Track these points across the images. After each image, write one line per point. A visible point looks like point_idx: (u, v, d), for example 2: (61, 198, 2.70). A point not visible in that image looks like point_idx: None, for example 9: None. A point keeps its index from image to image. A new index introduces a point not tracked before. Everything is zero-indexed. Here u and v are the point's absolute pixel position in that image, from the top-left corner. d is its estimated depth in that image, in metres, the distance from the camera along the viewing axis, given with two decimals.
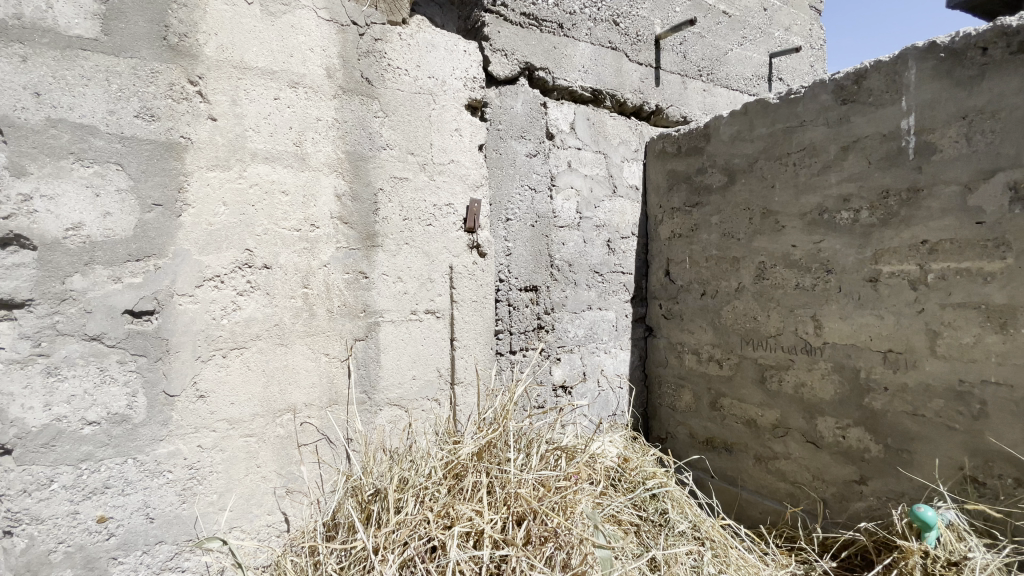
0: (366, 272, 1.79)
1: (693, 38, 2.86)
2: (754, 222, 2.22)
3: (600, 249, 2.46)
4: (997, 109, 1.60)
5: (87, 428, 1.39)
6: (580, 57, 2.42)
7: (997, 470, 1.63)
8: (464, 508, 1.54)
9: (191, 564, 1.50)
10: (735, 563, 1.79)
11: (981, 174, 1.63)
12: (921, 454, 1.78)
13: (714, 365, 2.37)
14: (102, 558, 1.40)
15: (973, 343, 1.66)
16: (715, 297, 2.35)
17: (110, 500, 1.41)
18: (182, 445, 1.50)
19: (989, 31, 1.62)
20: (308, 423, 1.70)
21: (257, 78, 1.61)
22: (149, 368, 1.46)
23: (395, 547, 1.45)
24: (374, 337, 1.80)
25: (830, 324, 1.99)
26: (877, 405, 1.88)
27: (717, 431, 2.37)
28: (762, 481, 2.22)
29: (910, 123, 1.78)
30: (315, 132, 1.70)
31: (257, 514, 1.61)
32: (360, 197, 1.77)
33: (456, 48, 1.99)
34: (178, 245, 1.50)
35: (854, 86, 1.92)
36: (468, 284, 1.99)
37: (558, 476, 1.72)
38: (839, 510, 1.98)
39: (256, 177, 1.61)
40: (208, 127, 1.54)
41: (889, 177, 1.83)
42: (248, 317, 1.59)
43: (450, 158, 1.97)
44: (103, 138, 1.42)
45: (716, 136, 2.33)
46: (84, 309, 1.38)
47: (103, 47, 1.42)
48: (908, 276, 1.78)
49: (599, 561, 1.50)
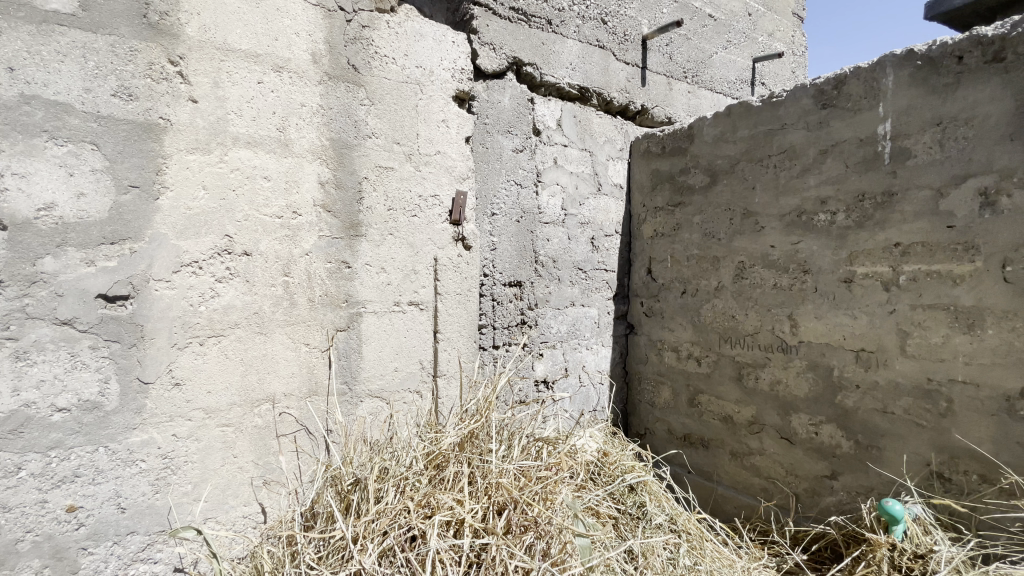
0: (349, 262, 1.76)
1: (679, 39, 2.90)
2: (735, 222, 2.26)
3: (585, 246, 2.48)
4: (971, 116, 1.66)
5: (57, 415, 1.35)
6: (569, 54, 2.43)
7: (962, 466, 1.69)
8: (445, 497, 1.53)
9: (163, 555, 1.47)
10: (710, 555, 1.82)
11: (954, 179, 1.69)
12: (889, 450, 1.84)
13: (693, 362, 2.41)
14: (72, 549, 1.36)
15: (941, 343, 1.71)
16: (695, 296, 2.40)
17: (80, 489, 1.37)
18: (157, 434, 1.47)
19: (965, 40, 1.67)
20: (287, 414, 1.67)
21: (240, 61, 1.58)
22: (123, 354, 1.42)
23: (375, 536, 1.44)
24: (356, 328, 1.79)
25: (805, 323, 2.04)
26: (848, 402, 1.93)
27: (695, 427, 2.41)
28: (737, 477, 2.27)
29: (887, 129, 1.83)
30: (299, 117, 1.67)
31: (233, 505, 1.58)
32: (344, 185, 1.75)
33: (445, 39, 1.98)
34: (155, 229, 1.46)
35: (835, 91, 1.96)
36: (453, 276, 1.99)
37: (540, 466, 1.73)
38: (810, 505, 2.03)
39: (237, 162, 1.57)
40: (189, 109, 1.50)
41: (865, 180, 1.88)
42: (227, 304, 1.56)
43: (437, 149, 1.96)
44: (79, 116, 1.37)
45: (700, 137, 2.37)
46: (55, 292, 1.34)
47: (81, 22, 1.37)
48: (881, 278, 1.84)
49: (578, 549, 1.51)
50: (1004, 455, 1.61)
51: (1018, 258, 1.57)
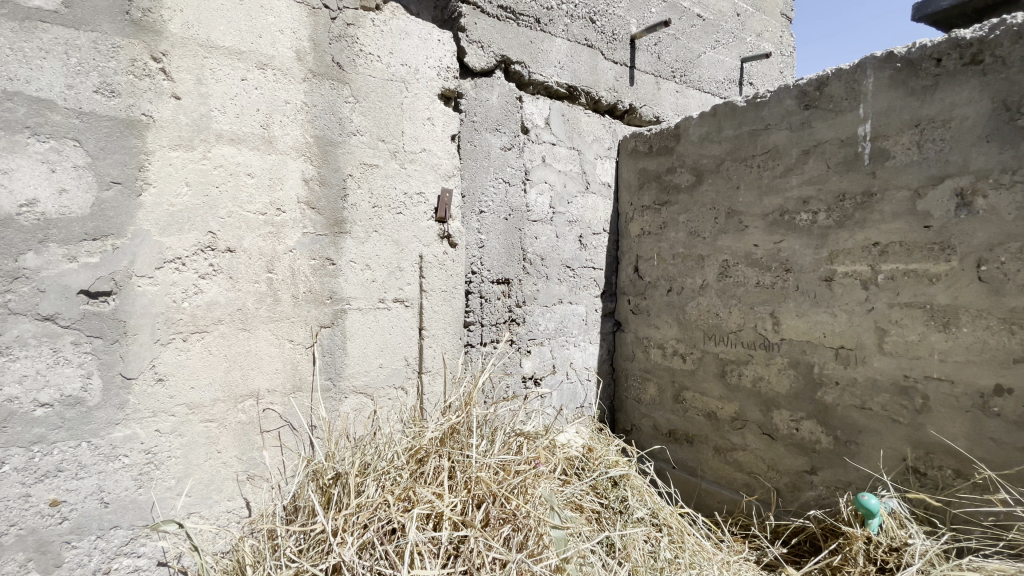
0: (333, 259, 1.77)
1: (667, 39, 2.93)
2: (719, 221, 2.29)
3: (573, 244, 2.50)
4: (948, 118, 1.69)
5: (39, 410, 1.35)
6: (557, 53, 2.44)
7: (937, 461, 1.73)
8: (425, 491, 1.55)
9: (147, 549, 1.47)
10: (691, 548, 1.86)
11: (931, 180, 1.72)
12: (867, 445, 1.88)
13: (678, 359, 2.44)
14: (55, 543, 1.36)
15: (917, 341, 1.75)
16: (681, 294, 2.42)
17: (63, 484, 1.37)
18: (140, 429, 1.47)
19: (943, 43, 1.70)
20: (270, 409, 1.68)
21: (224, 58, 1.58)
22: (105, 350, 1.43)
23: (354, 529, 1.45)
24: (340, 325, 1.80)
25: (787, 320, 2.07)
26: (828, 398, 1.97)
27: (680, 423, 2.45)
28: (720, 471, 2.30)
29: (867, 130, 1.87)
30: (282, 114, 1.68)
31: (217, 499, 1.59)
32: (328, 182, 1.76)
33: (430, 37, 2.00)
34: (138, 225, 1.46)
35: (817, 92, 1.99)
36: (438, 274, 2.01)
37: (519, 460, 1.75)
38: (790, 499, 2.07)
39: (220, 159, 1.58)
40: (172, 105, 1.51)
41: (845, 181, 1.92)
42: (210, 300, 1.57)
43: (423, 147, 1.97)
44: (61, 113, 1.37)
45: (686, 137, 2.39)
46: (37, 288, 1.34)
47: (63, 19, 1.37)
48: (860, 276, 1.88)
49: (553, 541, 1.53)
50: (977, 450, 1.65)
51: (992, 258, 1.61)
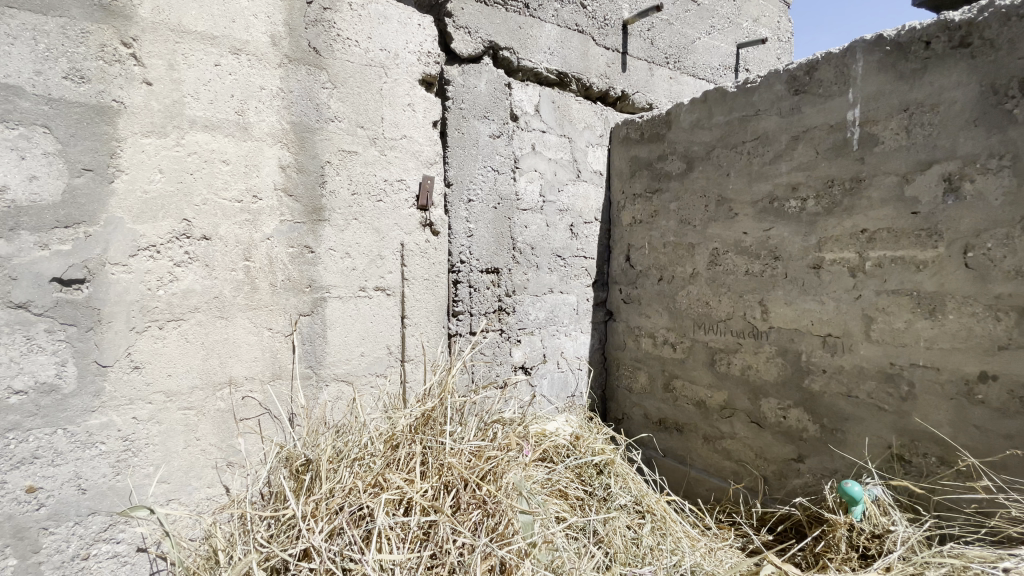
0: (312, 247, 1.77)
1: (660, 24, 2.88)
2: (709, 209, 2.26)
3: (563, 233, 2.48)
4: (936, 102, 1.66)
5: (13, 397, 1.35)
6: (545, 38, 2.40)
7: (922, 449, 1.72)
8: (395, 477, 1.55)
9: (126, 535, 1.49)
10: (673, 535, 1.85)
11: (919, 165, 1.69)
12: (853, 434, 1.87)
13: (668, 348, 2.43)
14: (32, 529, 1.37)
15: (904, 328, 1.73)
16: (671, 283, 2.41)
17: (39, 470, 1.38)
18: (116, 417, 1.48)
19: (933, 25, 1.66)
20: (250, 397, 1.69)
21: (197, 43, 1.56)
22: (80, 338, 1.43)
23: (324, 515, 1.46)
24: (320, 313, 1.80)
25: (775, 308, 2.05)
26: (815, 386, 1.96)
27: (670, 412, 2.45)
28: (709, 460, 2.30)
29: (856, 115, 1.83)
30: (258, 101, 1.66)
31: (196, 487, 1.60)
32: (306, 169, 1.75)
33: (410, 22, 1.97)
34: (110, 212, 1.46)
35: (806, 77, 1.96)
36: (420, 262, 2.01)
37: (493, 446, 1.76)
38: (777, 487, 2.07)
39: (194, 146, 1.57)
40: (143, 91, 1.49)
41: (834, 167, 1.89)
42: (186, 289, 1.57)
43: (403, 133, 1.96)
44: (30, 99, 1.36)
45: (677, 123, 2.36)
46: (9, 275, 1.34)
47: (30, 4, 1.35)
48: (848, 264, 1.85)
49: (522, 525, 1.54)
50: (961, 438, 1.64)
51: (979, 244, 1.58)
